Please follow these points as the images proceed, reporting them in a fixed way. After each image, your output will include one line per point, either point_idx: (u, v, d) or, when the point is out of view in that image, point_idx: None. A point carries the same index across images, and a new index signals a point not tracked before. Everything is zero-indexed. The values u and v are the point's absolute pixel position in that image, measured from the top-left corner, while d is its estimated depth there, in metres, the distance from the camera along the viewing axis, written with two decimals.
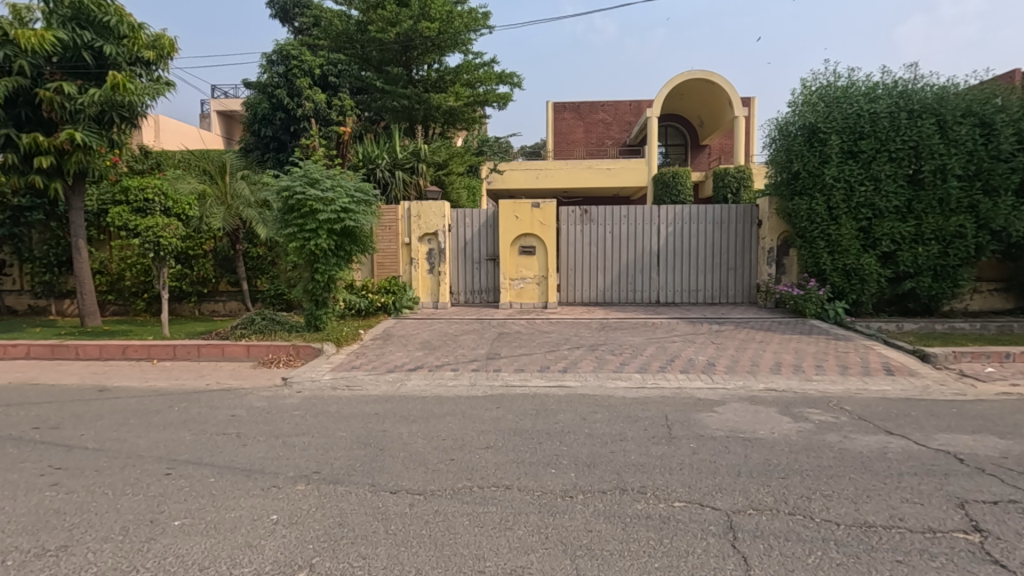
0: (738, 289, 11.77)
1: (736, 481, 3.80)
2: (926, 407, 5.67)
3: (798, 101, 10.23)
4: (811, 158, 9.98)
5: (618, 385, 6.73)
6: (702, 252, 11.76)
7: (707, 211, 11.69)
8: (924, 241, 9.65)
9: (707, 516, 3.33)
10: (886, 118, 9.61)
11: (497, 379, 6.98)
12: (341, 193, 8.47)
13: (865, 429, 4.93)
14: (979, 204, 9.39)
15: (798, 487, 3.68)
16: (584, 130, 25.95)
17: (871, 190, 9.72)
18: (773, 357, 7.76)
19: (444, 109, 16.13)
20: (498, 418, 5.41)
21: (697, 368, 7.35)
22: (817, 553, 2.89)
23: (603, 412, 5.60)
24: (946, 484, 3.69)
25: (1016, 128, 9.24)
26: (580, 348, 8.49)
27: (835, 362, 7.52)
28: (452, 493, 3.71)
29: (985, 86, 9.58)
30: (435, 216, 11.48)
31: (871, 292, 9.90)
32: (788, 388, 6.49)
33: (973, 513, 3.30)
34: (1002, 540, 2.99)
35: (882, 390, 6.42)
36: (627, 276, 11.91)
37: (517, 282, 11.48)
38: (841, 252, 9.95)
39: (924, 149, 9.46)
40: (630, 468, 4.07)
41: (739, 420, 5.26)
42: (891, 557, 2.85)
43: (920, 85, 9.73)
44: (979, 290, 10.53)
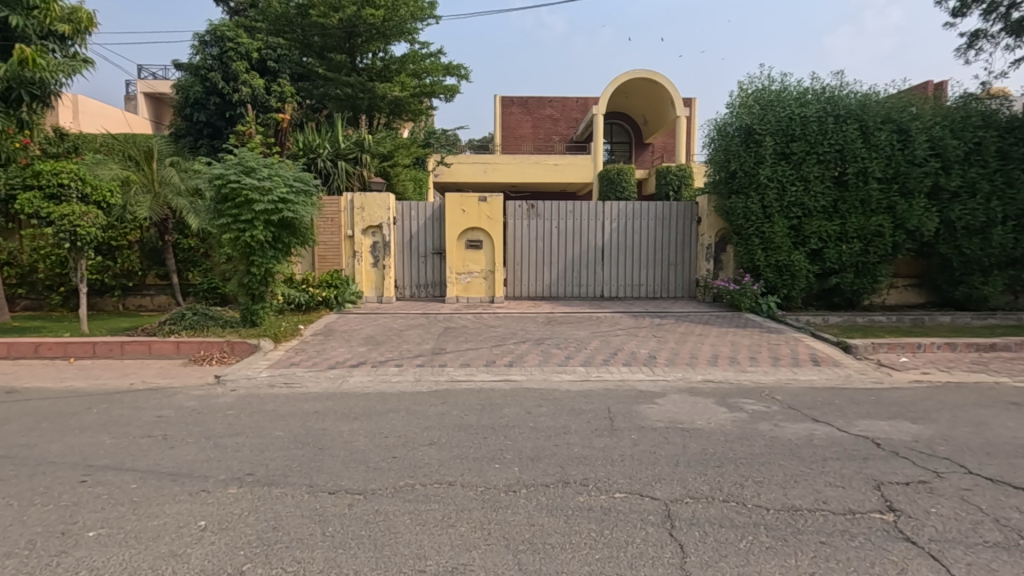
0: (679, 283, 12.13)
1: (675, 471, 3.91)
2: (849, 396, 6.03)
3: (735, 103, 10.66)
4: (747, 158, 10.40)
5: (563, 379, 6.80)
6: (644, 248, 12.05)
7: (650, 208, 11.98)
8: (848, 239, 10.25)
9: (646, 506, 3.40)
10: (815, 122, 10.15)
11: (443, 375, 6.90)
12: (279, 182, 8.10)
13: (794, 418, 5.19)
14: (896, 205, 10.05)
15: (733, 475, 3.83)
16: (531, 125, 26.03)
17: (801, 190, 10.24)
18: (711, 350, 8.04)
19: (390, 99, 15.75)
20: (443, 414, 5.33)
21: (639, 361, 7.54)
22: (748, 537, 3.01)
23: (548, 406, 5.64)
24: (866, 468, 3.93)
25: (928, 135, 9.97)
26: (527, 342, 8.53)
27: (767, 354, 7.88)
28: (394, 492, 3.63)
29: (902, 96, 10.30)
30: (379, 208, 11.19)
31: (801, 287, 10.42)
32: (725, 379, 6.75)
33: (889, 494, 3.52)
34: (914, 518, 3.21)
35: (809, 380, 6.79)
36: (573, 270, 12.07)
37: (463, 277, 11.43)
38: (773, 249, 10.43)
39: (849, 153, 10.05)
40: (573, 460, 4.11)
41: (678, 411, 5.42)
42: (816, 539, 3.00)
43: (846, 91, 10.34)
44: (896, 285, 11.28)
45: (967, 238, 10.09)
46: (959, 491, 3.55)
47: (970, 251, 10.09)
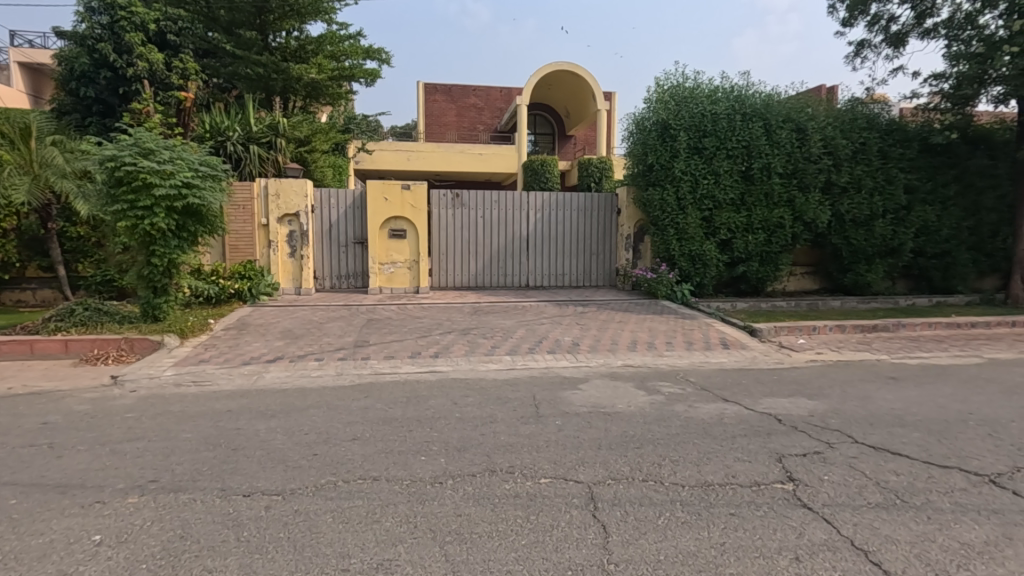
0: (600, 272, 12.50)
1: (598, 454, 4.03)
2: (755, 376, 6.50)
3: (652, 98, 11.09)
4: (663, 151, 10.84)
5: (489, 368, 6.83)
6: (568, 238, 12.29)
7: (573, 199, 12.22)
8: (754, 230, 10.97)
9: (570, 489, 3.48)
10: (724, 119, 10.75)
11: (366, 368, 6.72)
12: (183, 166, 7.51)
13: (706, 398, 5.51)
14: (795, 199, 10.87)
15: (651, 455, 4.01)
16: (455, 114, 25.72)
17: (712, 183, 10.82)
18: (631, 336, 8.36)
19: (305, 81, 15.00)
20: (366, 408, 5.18)
21: (563, 348, 7.71)
22: (665, 514, 3.17)
23: (474, 395, 5.64)
24: (769, 443, 4.25)
25: (823, 134, 10.83)
26: (453, 332, 8.48)
27: (682, 339, 8.30)
28: (314, 490, 3.49)
29: (800, 97, 11.12)
30: (296, 195, 10.66)
31: (712, 275, 11.06)
32: (643, 364, 7.06)
33: (789, 465, 3.82)
34: (810, 486, 3.50)
35: (719, 362, 7.24)
36: (498, 260, 12.12)
37: (387, 267, 11.17)
38: (687, 239, 10.96)
39: (754, 149, 10.73)
40: (500, 449, 4.14)
41: (601, 396, 5.60)
42: (726, 511, 3.21)
43: (752, 91, 11.01)
44: (795, 273, 12.20)
45: (854, 230, 11.10)
46: (848, 459, 3.91)
47: (856, 242, 11.10)
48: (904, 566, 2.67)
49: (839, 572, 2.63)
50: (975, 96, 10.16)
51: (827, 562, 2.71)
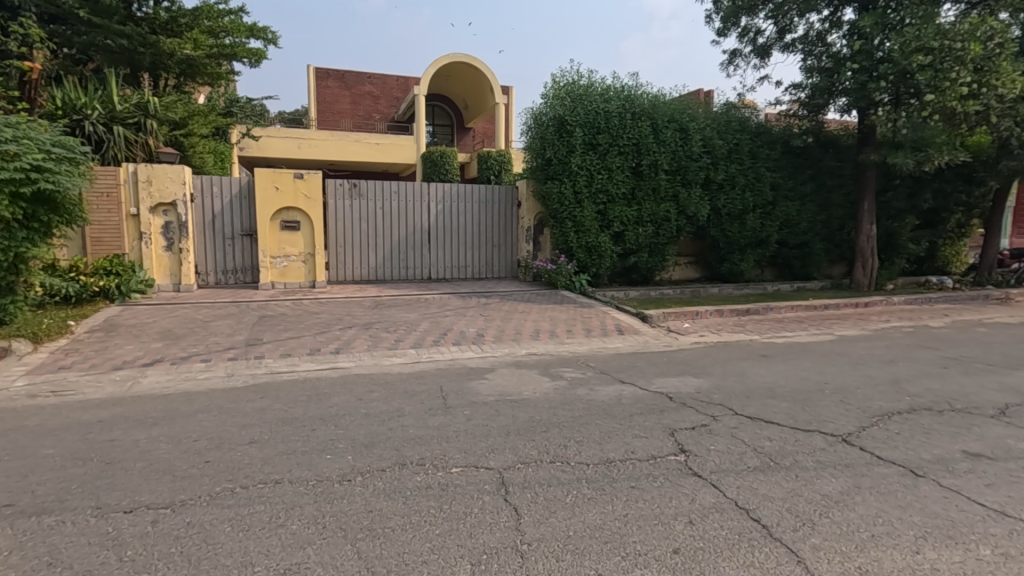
0: (502, 264, 12.68)
1: (507, 440, 4.13)
2: (648, 359, 6.95)
3: (549, 94, 11.42)
4: (560, 146, 11.21)
5: (393, 362, 6.71)
6: (470, 230, 12.34)
7: (474, 190, 12.27)
8: (643, 223, 11.68)
9: (482, 476, 3.54)
10: (616, 117, 11.32)
11: (261, 367, 6.32)
12: (31, 147, 6.58)
13: (606, 381, 5.84)
14: (679, 194, 11.71)
15: (557, 437, 4.17)
16: (350, 101, 24.70)
17: (606, 178, 11.36)
18: (533, 325, 8.58)
19: (179, 57, 13.66)
20: (263, 409, 4.89)
21: (468, 339, 7.76)
22: (572, 492, 3.33)
23: (379, 390, 5.52)
24: (663, 419, 4.58)
25: (703, 135, 11.75)
26: (353, 327, 8.21)
27: (581, 326, 8.67)
28: (209, 499, 3.25)
29: (683, 99, 11.96)
30: (172, 182, 9.70)
31: (607, 266, 11.65)
32: (546, 351, 7.30)
33: (681, 438, 4.15)
34: (699, 456, 3.83)
35: (616, 347, 7.66)
36: (399, 252, 11.92)
37: (279, 261, 10.56)
38: (584, 231, 11.44)
39: (643, 147, 11.40)
40: (409, 442, 4.10)
41: (507, 385, 5.72)
42: (627, 484, 3.43)
43: (640, 91, 11.68)
44: (680, 263, 13.11)
45: (730, 223, 12.19)
46: (729, 429, 4.32)
47: (731, 234, 12.20)
48: (778, 519, 3.01)
49: (726, 530, 2.91)
50: (825, 105, 11.58)
51: (716, 522, 2.99)
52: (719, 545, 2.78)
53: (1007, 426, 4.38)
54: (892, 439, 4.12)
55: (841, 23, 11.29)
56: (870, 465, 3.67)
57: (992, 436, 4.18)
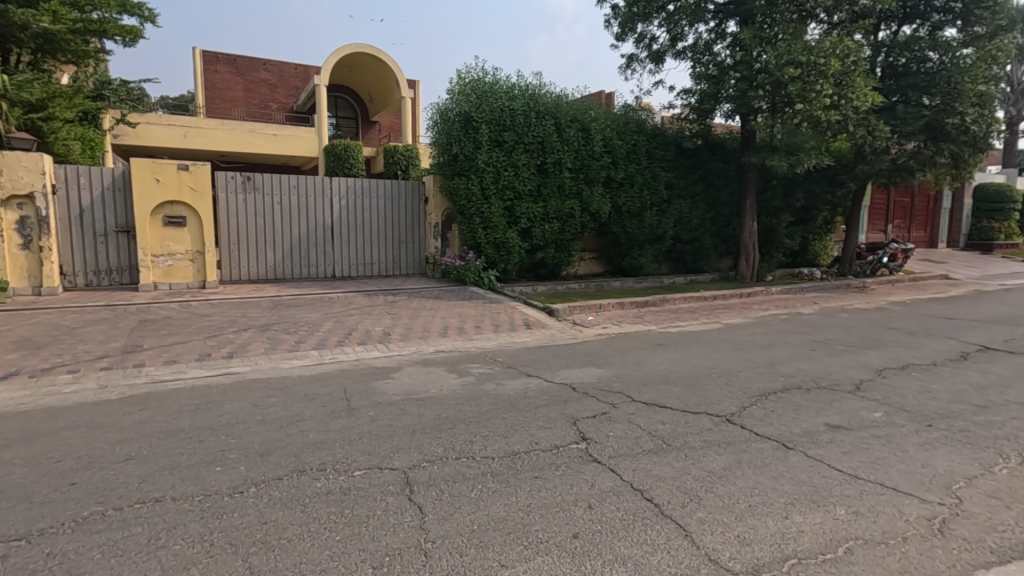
0: (410, 261, 12.47)
1: (412, 439, 4.07)
2: (553, 352, 7.15)
3: (454, 90, 11.37)
4: (467, 142, 11.22)
5: (293, 365, 6.39)
6: (375, 226, 12.00)
7: (379, 186, 11.94)
8: (549, 219, 11.95)
9: (385, 478, 3.47)
10: (521, 115, 11.49)
11: (140, 376, 5.77)
12: None
13: (512, 375, 5.95)
14: (583, 192, 12.11)
15: (464, 433, 4.18)
16: (243, 89, 23.09)
17: (512, 175, 11.49)
18: (442, 322, 8.53)
19: (35, 32, 12.04)
20: (142, 422, 4.47)
21: (374, 338, 7.56)
22: (477, 486, 3.35)
23: (277, 395, 5.23)
24: (567, 409, 4.73)
25: (603, 135, 12.24)
26: (249, 329, 7.71)
27: (489, 322, 8.74)
28: (75, 526, 2.92)
29: (585, 100, 12.38)
30: (27, 171, 8.59)
31: (515, 261, 11.82)
32: (454, 348, 7.29)
33: (583, 427, 4.32)
34: (598, 443, 4.00)
35: (524, 341, 7.81)
36: (300, 249, 11.37)
37: (163, 260, 9.70)
38: (491, 228, 11.52)
39: (547, 145, 11.66)
40: (308, 447, 3.93)
41: (414, 383, 5.65)
42: (531, 475, 3.51)
43: (544, 91, 11.94)
44: (585, 258, 13.55)
45: (629, 220, 12.79)
46: (627, 416, 4.55)
47: (631, 230, 12.81)
48: (669, 497, 3.22)
49: (622, 511, 3.07)
50: (712, 111, 12.47)
51: (614, 505, 3.14)
52: (615, 526, 2.92)
53: (861, 399, 4.97)
54: (769, 416, 4.53)
55: (725, 34, 12.19)
56: (749, 442, 4.02)
57: (849, 409, 4.73)
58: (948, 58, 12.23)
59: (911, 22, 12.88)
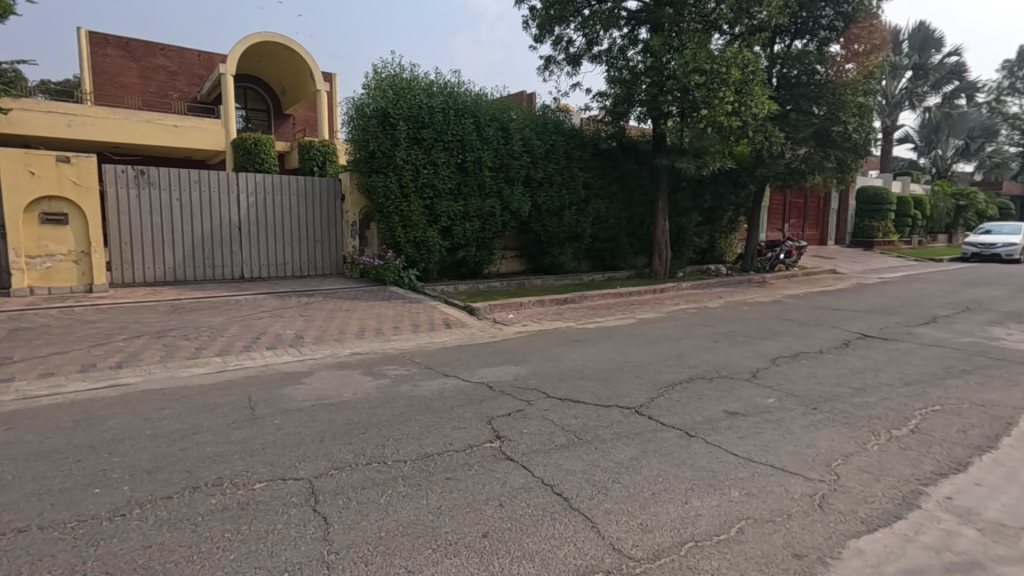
0: (325, 261, 12.00)
1: (320, 446, 3.91)
2: (472, 350, 7.13)
3: (370, 85, 11.09)
4: (384, 139, 10.95)
5: (193, 373, 5.95)
6: (287, 225, 11.45)
7: (290, 182, 11.40)
8: (470, 218, 11.90)
9: (289, 488, 3.30)
10: (440, 113, 11.37)
11: (8, 392, 5.14)
12: None
13: (429, 375, 5.86)
14: (503, 191, 12.16)
15: (375, 438, 4.06)
16: (138, 75, 21.26)
17: (432, 173, 11.34)
18: (358, 324, 8.27)
19: None
20: (9, 444, 3.99)
21: (285, 342, 7.20)
22: (387, 492, 3.26)
23: (172, 407, 4.85)
24: (482, 408, 4.73)
25: (522, 135, 12.35)
26: (142, 336, 7.11)
27: (408, 322, 8.59)
28: None
29: (504, 100, 12.44)
30: None
31: (436, 260, 11.69)
32: (370, 350, 7.09)
33: (498, 425, 4.33)
34: (512, 440, 4.03)
35: (443, 341, 7.73)
36: (203, 249, 10.65)
37: (41, 261, 8.74)
38: (411, 226, 11.32)
39: (467, 143, 11.61)
40: (204, 461, 3.67)
41: (325, 388, 5.43)
42: (443, 476, 3.47)
43: (463, 89, 11.87)
44: (507, 257, 13.63)
45: (549, 219, 13.00)
46: (541, 412, 4.61)
47: (550, 229, 13.03)
48: (577, 490, 3.29)
49: (532, 507, 3.10)
50: (626, 114, 12.93)
51: (524, 501, 3.17)
52: (524, 523, 2.94)
53: (757, 386, 5.34)
54: (674, 406, 4.75)
55: (637, 41, 12.68)
56: (655, 431, 4.19)
57: (746, 396, 5.06)
58: (834, 72, 13.41)
59: (802, 37, 13.92)
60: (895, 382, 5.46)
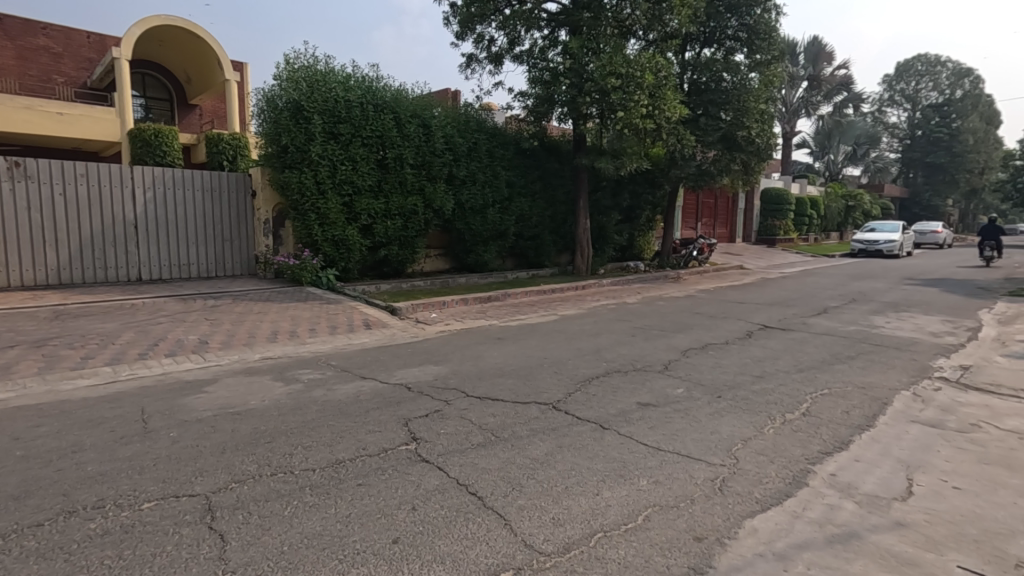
0: (235, 261, 11.31)
1: (221, 459, 3.67)
2: (392, 351, 6.97)
3: (282, 77, 10.59)
4: (297, 133, 10.45)
5: (78, 386, 5.40)
6: (190, 222, 10.69)
7: (194, 177, 10.65)
8: (392, 216, 11.63)
9: (182, 506, 3.06)
10: (357, 108, 11.02)
11: None
12: None
13: (345, 379, 5.66)
14: (426, 188, 11.98)
15: (282, 446, 3.86)
16: (14, 56, 18.88)
17: (350, 169, 10.97)
18: (270, 327, 7.86)
19: None
20: None
21: (187, 349, 6.71)
22: (292, 503, 3.11)
23: (50, 424, 4.38)
24: (399, 411, 4.62)
25: (444, 133, 12.21)
26: (16, 347, 6.37)
27: (326, 324, 8.26)
28: None
29: (425, 97, 12.25)
30: None
31: (356, 259, 11.33)
32: (283, 354, 6.75)
33: (414, 427, 4.24)
34: (428, 442, 3.96)
35: (362, 342, 7.50)
36: (92, 249, 9.73)
37: None
38: (329, 224, 10.89)
39: (387, 140, 11.33)
40: (85, 483, 3.33)
41: (230, 396, 5.10)
42: (354, 483, 3.35)
43: (382, 85, 11.57)
44: (430, 255, 13.45)
45: (473, 217, 12.96)
46: (459, 411, 4.57)
47: (474, 227, 13.00)
48: (491, 489, 3.28)
49: (446, 509, 3.05)
50: (547, 114, 13.11)
51: (438, 503, 3.12)
52: (437, 526, 2.89)
53: (668, 378, 5.58)
54: (590, 400, 4.87)
55: (557, 42, 12.87)
56: (571, 426, 4.27)
57: (657, 387, 5.27)
58: (739, 79, 14.19)
59: (710, 45, 14.68)
60: (790, 369, 5.89)
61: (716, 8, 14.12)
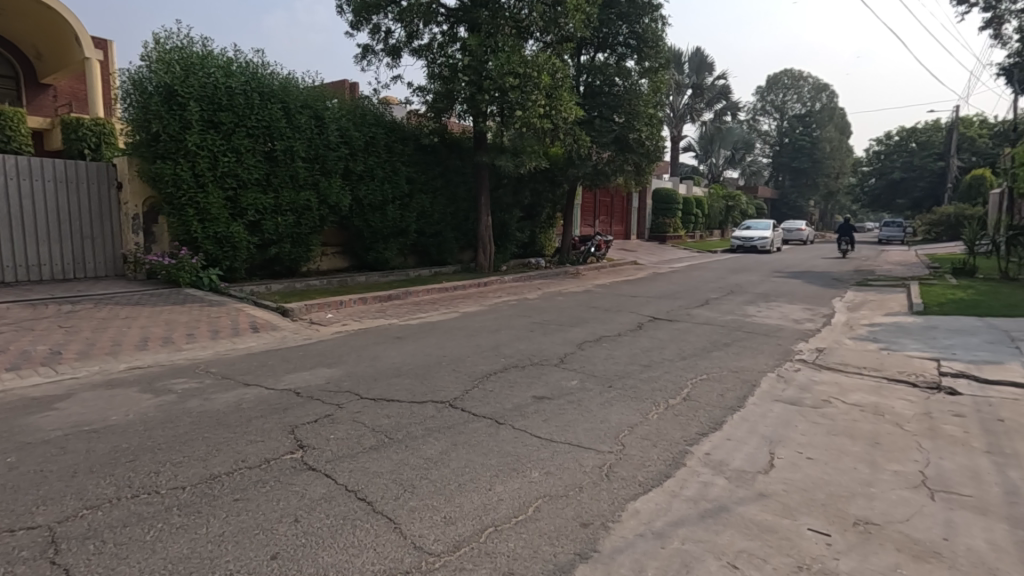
0: (97, 260, 10.11)
1: (70, 483, 3.25)
2: (281, 355, 6.58)
3: (151, 58, 9.62)
4: (171, 120, 9.52)
5: None
6: (40, 217, 9.43)
7: (43, 166, 9.41)
8: (282, 212, 10.97)
9: (18, 542, 2.67)
10: (241, 96, 10.26)
11: None
12: None
13: (226, 386, 5.25)
14: (320, 183, 11.43)
15: (147, 465, 3.50)
16: None
17: (233, 161, 10.19)
18: (140, 333, 7.12)
19: None
20: None
21: (34, 361, 5.89)
22: (156, 526, 2.82)
23: None
24: (285, 418, 4.36)
25: (339, 125, 11.72)
26: None
27: (206, 328, 7.63)
28: None
29: (317, 87, 11.68)
30: None
31: (242, 258, 10.56)
32: (155, 362, 6.14)
33: (300, 434, 4.02)
34: (316, 448, 3.77)
35: (247, 347, 7.00)
36: None
37: None
38: (210, 220, 10.06)
39: (275, 131, 10.67)
40: None
41: (87, 412, 4.55)
42: (229, 499, 3.11)
43: (268, 72, 10.88)
44: (327, 253, 12.87)
45: (371, 213, 12.57)
46: (352, 415, 4.40)
47: (373, 224, 12.62)
48: (382, 493, 3.18)
49: (331, 518, 2.92)
50: (447, 110, 12.99)
51: (323, 513, 2.97)
52: (321, 536, 2.75)
53: (563, 370, 5.74)
54: (486, 396, 4.88)
55: (455, 39, 12.79)
56: (467, 423, 4.26)
57: (552, 380, 5.41)
58: (629, 84, 14.91)
59: (604, 50, 15.28)
60: (674, 357, 6.28)
61: (608, 15, 14.74)
